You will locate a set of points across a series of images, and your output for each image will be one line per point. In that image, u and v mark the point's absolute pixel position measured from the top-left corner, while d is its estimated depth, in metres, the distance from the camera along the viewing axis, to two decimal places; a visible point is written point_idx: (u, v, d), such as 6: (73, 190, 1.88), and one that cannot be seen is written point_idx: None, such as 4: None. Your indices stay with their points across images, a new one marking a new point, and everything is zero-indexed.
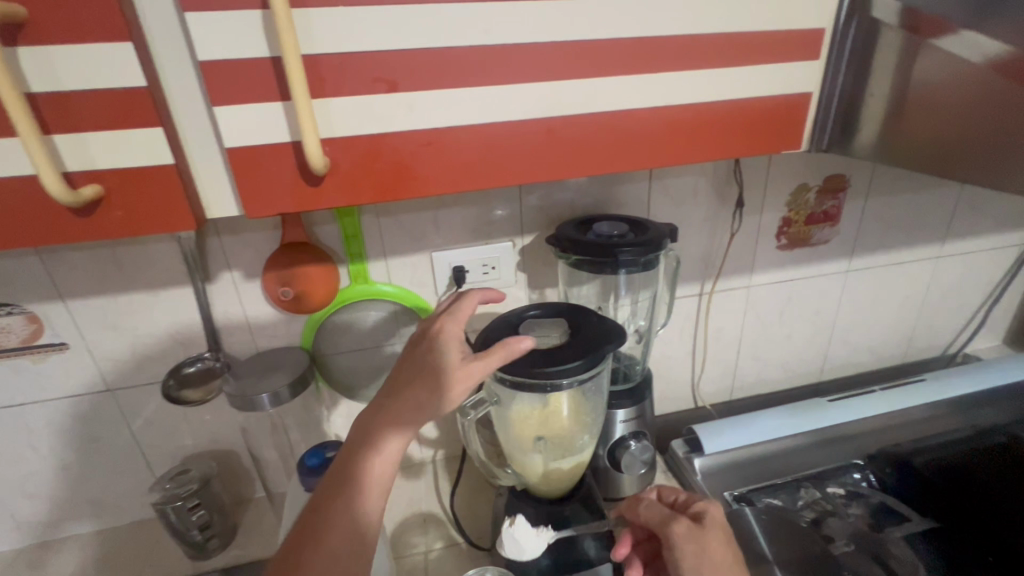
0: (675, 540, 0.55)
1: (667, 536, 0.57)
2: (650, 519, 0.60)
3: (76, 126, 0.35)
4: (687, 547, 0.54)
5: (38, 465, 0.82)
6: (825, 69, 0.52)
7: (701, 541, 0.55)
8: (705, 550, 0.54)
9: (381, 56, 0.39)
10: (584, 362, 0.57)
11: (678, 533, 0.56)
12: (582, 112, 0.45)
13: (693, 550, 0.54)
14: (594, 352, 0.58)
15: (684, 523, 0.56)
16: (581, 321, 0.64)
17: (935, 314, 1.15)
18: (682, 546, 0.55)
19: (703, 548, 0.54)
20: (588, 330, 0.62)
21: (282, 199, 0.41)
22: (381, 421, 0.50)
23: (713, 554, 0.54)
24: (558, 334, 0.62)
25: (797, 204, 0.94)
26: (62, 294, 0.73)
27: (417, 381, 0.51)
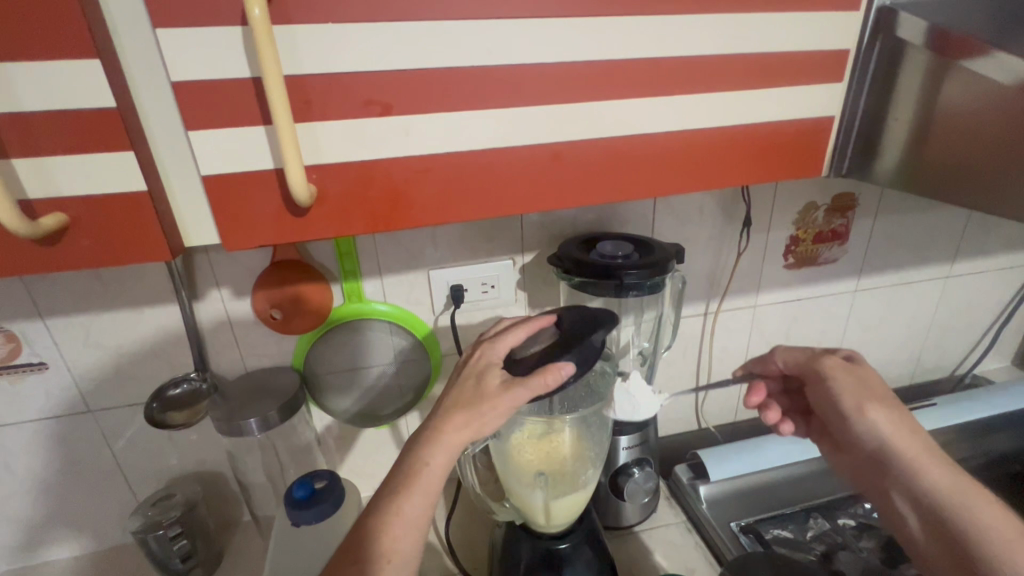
0: (829, 368, 0.59)
1: (820, 372, 0.60)
2: (792, 364, 0.63)
3: (39, 150, 0.32)
4: (845, 376, 0.57)
5: (14, 488, 0.78)
6: (845, 91, 0.49)
7: (859, 374, 0.58)
8: (862, 380, 0.58)
9: (374, 76, 0.36)
10: (580, 360, 0.53)
11: (833, 367, 0.59)
12: (588, 136, 0.42)
13: (850, 379, 0.58)
14: (586, 346, 0.54)
15: (836, 359, 0.60)
16: (565, 315, 0.60)
17: (944, 335, 1.13)
18: (838, 376, 0.58)
19: (859, 378, 0.58)
20: (574, 323, 0.57)
21: (265, 229, 0.38)
22: (398, 476, 0.50)
23: (870, 385, 0.58)
24: (545, 337, 0.57)
25: (806, 223, 0.91)
26: (41, 312, 0.70)
27: (430, 435, 0.51)
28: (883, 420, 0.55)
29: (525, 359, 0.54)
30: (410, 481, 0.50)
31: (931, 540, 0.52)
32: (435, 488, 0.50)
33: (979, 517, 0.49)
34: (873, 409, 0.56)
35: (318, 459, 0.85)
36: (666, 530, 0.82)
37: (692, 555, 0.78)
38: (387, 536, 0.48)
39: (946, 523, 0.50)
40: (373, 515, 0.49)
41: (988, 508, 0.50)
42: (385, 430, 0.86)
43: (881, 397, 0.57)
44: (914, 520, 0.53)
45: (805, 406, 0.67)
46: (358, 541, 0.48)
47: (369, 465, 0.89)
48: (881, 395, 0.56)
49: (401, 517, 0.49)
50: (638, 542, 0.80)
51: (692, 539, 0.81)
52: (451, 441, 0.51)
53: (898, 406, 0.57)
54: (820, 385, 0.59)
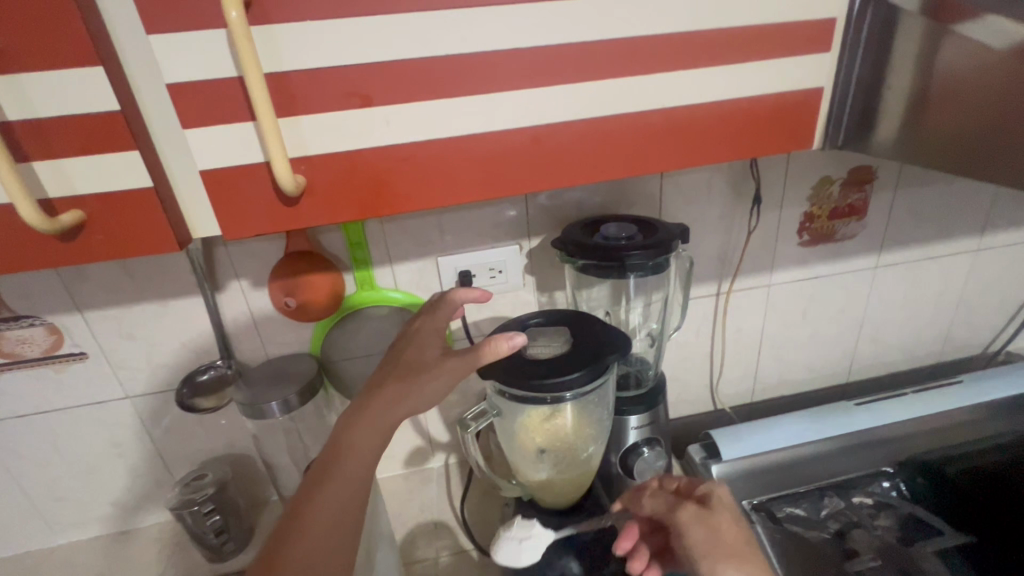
0: (679, 523, 0.53)
1: (676, 523, 0.54)
2: None
3: (56, 153, 0.36)
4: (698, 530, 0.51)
5: (64, 469, 0.85)
6: (839, 63, 0.50)
7: (711, 522, 0.52)
8: (716, 531, 0.51)
9: (351, 72, 0.39)
10: (588, 373, 0.55)
11: (684, 519, 0.53)
12: (565, 119, 0.44)
13: (704, 533, 0.51)
14: (594, 362, 0.56)
15: (690, 509, 0.54)
16: (582, 330, 0.62)
17: (973, 311, 1.08)
18: (689, 532, 0.52)
19: (714, 529, 0.52)
20: (592, 340, 0.60)
21: (259, 219, 0.42)
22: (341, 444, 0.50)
23: (722, 534, 0.51)
24: (561, 342, 0.60)
25: (820, 199, 0.89)
26: (79, 306, 0.75)
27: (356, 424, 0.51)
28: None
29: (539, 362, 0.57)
30: (373, 423, 0.51)
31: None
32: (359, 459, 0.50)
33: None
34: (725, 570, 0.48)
35: None
36: None
37: None
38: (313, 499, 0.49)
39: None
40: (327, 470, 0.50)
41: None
42: None
43: (732, 548, 0.50)
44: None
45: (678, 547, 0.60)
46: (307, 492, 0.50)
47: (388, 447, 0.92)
48: (724, 543, 0.50)
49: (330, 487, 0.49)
50: None
51: None
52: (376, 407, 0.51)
53: (757, 562, 0.50)
54: (678, 538, 0.54)
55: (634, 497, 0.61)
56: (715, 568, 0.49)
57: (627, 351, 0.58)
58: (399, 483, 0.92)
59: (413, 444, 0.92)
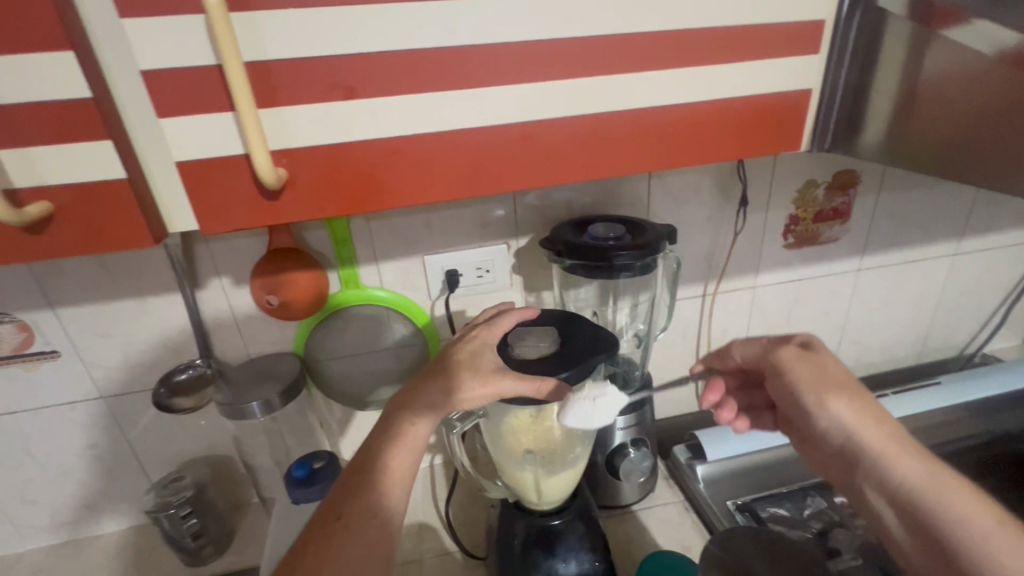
0: (776, 357, 0.57)
1: (774, 360, 0.57)
2: None
3: (24, 141, 0.35)
4: (800, 364, 0.55)
5: (34, 472, 0.82)
6: (826, 66, 0.50)
7: (813, 359, 0.55)
8: (821, 370, 0.55)
9: (336, 62, 0.38)
10: (579, 372, 0.55)
11: (786, 357, 0.56)
12: (555, 116, 0.43)
13: (806, 367, 0.55)
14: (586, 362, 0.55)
15: (791, 349, 0.57)
16: (572, 329, 0.61)
17: (951, 313, 1.11)
18: (793, 366, 0.55)
19: (818, 366, 0.55)
20: (580, 340, 0.59)
21: (239, 213, 0.40)
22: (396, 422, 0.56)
23: (827, 372, 0.54)
24: (550, 341, 0.59)
25: (805, 202, 0.90)
26: (52, 303, 0.73)
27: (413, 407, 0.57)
28: (846, 411, 0.51)
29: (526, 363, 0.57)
30: (426, 406, 0.57)
31: (916, 551, 0.45)
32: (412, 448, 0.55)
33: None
34: (835, 400, 0.52)
35: (322, 441, 0.86)
36: (664, 509, 0.81)
37: (689, 533, 0.77)
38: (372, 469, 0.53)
39: (956, 563, 0.42)
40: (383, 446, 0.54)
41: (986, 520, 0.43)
42: None
43: (839, 385, 0.54)
44: (890, 520, 0.47)
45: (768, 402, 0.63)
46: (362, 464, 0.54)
47: None
48: (834, 378, 0.53)
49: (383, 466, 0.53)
50: (635, 520, 0.79)
51: (689, 518, 0.79)
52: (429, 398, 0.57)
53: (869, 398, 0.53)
54: (777, 377, 0.57)
55: (715, 358, 0.66)
56: (824, 399, 0.53)
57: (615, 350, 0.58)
58: None
59: None
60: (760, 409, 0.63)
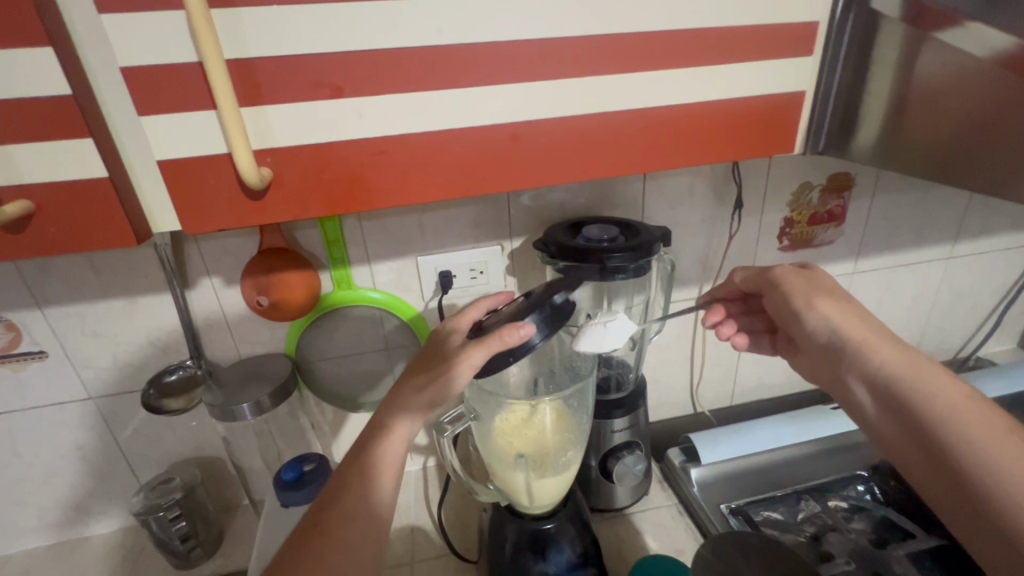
0: (771, 272, 0.61)
1: (770, 278, 0.60)
2: None
3: (2, 139, 0.34)
4: (793, 275, 0.58)
5: (21, 473, 0.81)
6: (820, 68, 0.50)
7: (807, 274, 0.59)
8: (815, 283, 0.58)
9: (322, 61, 0.37)
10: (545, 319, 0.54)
11: (783, 273, 0.60)
12: (545, 117, 0.43)
13: (799, 279, 0.58)
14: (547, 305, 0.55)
15: (788, 267, 0.60)
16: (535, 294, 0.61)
17: (946, 317, 1.11)
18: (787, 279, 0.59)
19: (812, 279, 0.58)
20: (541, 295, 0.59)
21: (224, 214, 0.40)
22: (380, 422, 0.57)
23: (823, 284, 0.57)
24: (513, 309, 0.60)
25: (800, 204, 0.90)
26: (39, 302, 0.72)
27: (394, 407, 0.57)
28: (832, 310, 0.53)
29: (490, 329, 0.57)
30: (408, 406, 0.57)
31: (886, 425, 0.46)
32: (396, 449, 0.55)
33: (997, 448, 0.39)
34: (822, 300, 0.54)
35: (313, 443, 0.85)
36: (657, 512, 0.80)
37: (682, 537, 0.76)
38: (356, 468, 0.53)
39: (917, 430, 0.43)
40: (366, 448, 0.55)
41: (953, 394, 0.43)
42: None
43: (830, 294, 0.56)
44: (866, 401, 0.48)
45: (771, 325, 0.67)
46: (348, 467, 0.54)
47: None
48: (827, 288, 0.56)
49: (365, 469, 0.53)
50: (628, 523, 0.79)
51: (683, 521, 0.79)
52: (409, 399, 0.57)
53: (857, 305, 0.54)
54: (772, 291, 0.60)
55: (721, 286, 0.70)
56: (813, 299, 0.55)
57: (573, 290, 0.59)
58: None
59: None
60: (758, 330, 0.67)
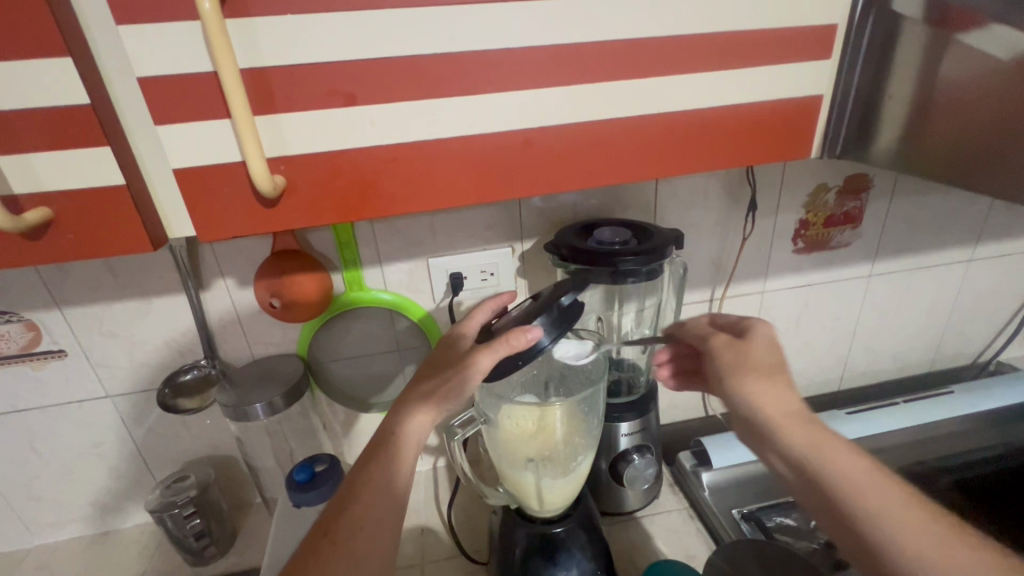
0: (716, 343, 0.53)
1: (707, 347, 0.54)
2: None
3: (22, 147, 0.35)
4: (728, 351, 0.51)
5: (42, 469, 0.82)
6: (839, 70, 0.49)
7: (738, 347, 0.51)
8: (743, 358, 0.51)
9: (334, 68, 0.37)
10: (552, 321, 0.54)
11: (718, 344, 0.53)
12: (558, 122, 0.43)
13: (732, 355, 0.51)
14: (555, 307, 0.54)
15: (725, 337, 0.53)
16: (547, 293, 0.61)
17: (965, 321, 1.08)
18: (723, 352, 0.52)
19: (742, 352, 0.51)
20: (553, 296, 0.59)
21: (239, 220, 0.40)
22: (397, 420, 0.57)
23: (769, 353, 0.51)
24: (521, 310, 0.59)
25: (816, 206, 0.88)
26: (58, 303, 0.73)
27: (408, 409, 0.58)
28: (763, 395, 0.48)
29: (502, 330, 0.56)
30: (424, 406, 0.58)
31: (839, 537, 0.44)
32: (411, 451, 0.56)
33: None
34: (748, 383, 0.49)
35: (325, 443, 0.86)
36: (668, 516, 0.80)
37: (693, 541, 0.76)
38: (370, 470, 0.54)
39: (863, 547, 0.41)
40: (381, 448, 0.56)
41: (872, 488, 0.42)
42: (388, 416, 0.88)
43: (765, 366, 0.50)
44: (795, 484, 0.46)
45: None
46: (361, 468, 0.55)
47: None
48: (758, 364, 0.50)
49: (380, 471, 0.54)
50: (639, 527, 0.78)
51: (694, 525, 0.78)
52: (426, 400, 0.58)
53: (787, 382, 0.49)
54: (711, 363, 0.53)
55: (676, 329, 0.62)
56: (740, 380, 0.49)
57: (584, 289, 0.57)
58: None
59: None
60: (692, 376, 0.64)
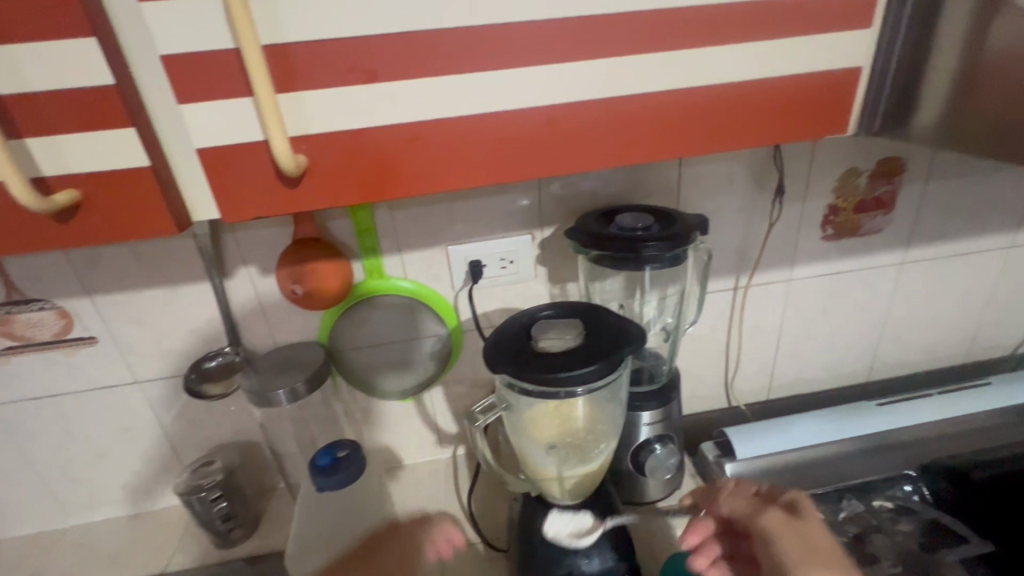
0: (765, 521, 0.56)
1: (761, 526, 0.56)
2: None
3: (51, 130, 0.35)
4: (786, 534, 0.54)
5: (75, 453, 0.85)
6: (878, 40, 0.46)
7: (802, 530, 0.54)
8: (806, 537, 0.54)
9: (355, 45, 0.37)
10: (602, 367, 0.53)
11: (771, 523, 0.56)
12: (582, 99, 0.42)
13: (795, 541, 0.53)
14: (606, 359, 0.53)
15: (777, 515, 0.56)
16: (596, 324, 0.59)
17: (1004, 310, 1.04)
18: (781, 534, 0.54)
19: (804, 536, 0.54)
20: (604, 333, 0.58)
21: (262, 201, 0.40)
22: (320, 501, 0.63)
23: (818, 546, 0.53)
24: (573, 334, 0.57)
25: (846, 191, 0.85)
26: (88, 290, 0.75)
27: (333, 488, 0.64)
28: None
29: (550, 356, 0.55)
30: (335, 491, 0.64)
31: None
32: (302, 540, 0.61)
33: None
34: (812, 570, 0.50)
35: (346, 430, 0.87)
36: None
37: None
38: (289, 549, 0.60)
39: None
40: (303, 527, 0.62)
41: None
42: (408, 404, 0.88)
43: (830, 558, 0.52)
44: None
45: (747, 554, 0.64)
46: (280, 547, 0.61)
47: (395, 437, 0.91)
48: (820, 548, 0.52)
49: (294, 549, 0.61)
50: (660, 518, 0.77)
51: None
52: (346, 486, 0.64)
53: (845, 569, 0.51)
54: (765, 543, 0.55)
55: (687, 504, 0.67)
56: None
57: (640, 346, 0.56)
58: (406, 473, 0.91)
59: (421, 434, 0.91)
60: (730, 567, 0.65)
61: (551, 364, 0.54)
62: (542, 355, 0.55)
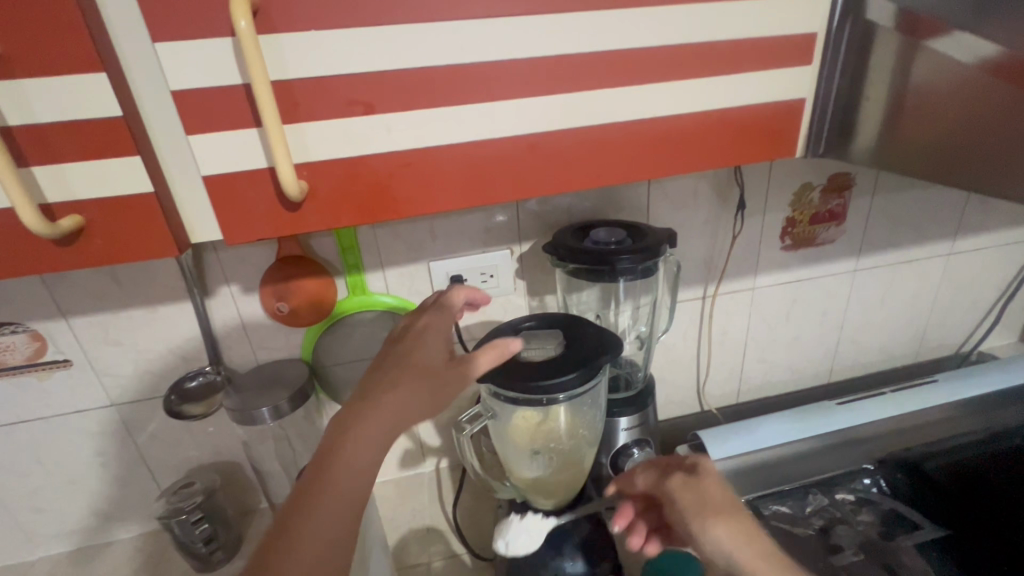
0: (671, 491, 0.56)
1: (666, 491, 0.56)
2: None
3: (56, 158, 0.37)
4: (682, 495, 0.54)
5: (46, 479, 0.83)
6: (818, 76, 0.52)
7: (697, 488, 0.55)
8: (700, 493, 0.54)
9: (353, 80, 0.39)
10: (582, 375, 0.56)
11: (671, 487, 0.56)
12: (562, 127, 0.45)
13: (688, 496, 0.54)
14: (588, 366, 0.57)
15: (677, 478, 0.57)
16: (577, 335, 0.63)
17: (947, 312, 1.12)
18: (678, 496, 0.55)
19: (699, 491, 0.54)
20: (584, 342, 0.61)
21: (264, 223, 0.42)
22: None
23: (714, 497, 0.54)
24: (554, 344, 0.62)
25: (802, 204, 0.92)
26: (64, 312, 0.74)
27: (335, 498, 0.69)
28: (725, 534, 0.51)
29: (533, 365, 0.58)
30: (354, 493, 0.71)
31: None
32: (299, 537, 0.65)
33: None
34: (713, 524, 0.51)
35: None
36: None
37: None
38: None
39: None
40: None
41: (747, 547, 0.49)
42: None
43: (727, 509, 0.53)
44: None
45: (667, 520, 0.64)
46: None
47: None
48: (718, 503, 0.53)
49: None
50: None
51: None
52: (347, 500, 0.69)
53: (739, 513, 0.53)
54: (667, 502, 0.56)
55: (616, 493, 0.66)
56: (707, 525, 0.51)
57: (618, 354, 0.59)
58: None
59: None
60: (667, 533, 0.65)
61: (533, 370, 0.56)
62: (525, 363, 0.58)
